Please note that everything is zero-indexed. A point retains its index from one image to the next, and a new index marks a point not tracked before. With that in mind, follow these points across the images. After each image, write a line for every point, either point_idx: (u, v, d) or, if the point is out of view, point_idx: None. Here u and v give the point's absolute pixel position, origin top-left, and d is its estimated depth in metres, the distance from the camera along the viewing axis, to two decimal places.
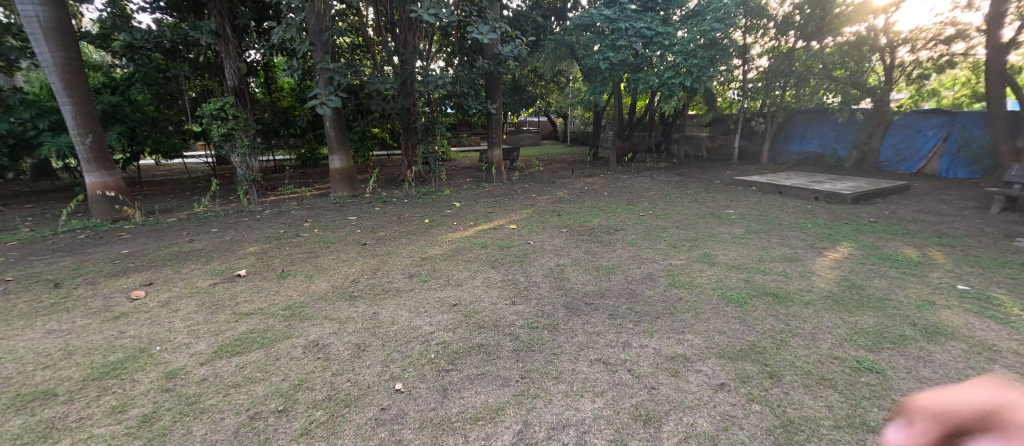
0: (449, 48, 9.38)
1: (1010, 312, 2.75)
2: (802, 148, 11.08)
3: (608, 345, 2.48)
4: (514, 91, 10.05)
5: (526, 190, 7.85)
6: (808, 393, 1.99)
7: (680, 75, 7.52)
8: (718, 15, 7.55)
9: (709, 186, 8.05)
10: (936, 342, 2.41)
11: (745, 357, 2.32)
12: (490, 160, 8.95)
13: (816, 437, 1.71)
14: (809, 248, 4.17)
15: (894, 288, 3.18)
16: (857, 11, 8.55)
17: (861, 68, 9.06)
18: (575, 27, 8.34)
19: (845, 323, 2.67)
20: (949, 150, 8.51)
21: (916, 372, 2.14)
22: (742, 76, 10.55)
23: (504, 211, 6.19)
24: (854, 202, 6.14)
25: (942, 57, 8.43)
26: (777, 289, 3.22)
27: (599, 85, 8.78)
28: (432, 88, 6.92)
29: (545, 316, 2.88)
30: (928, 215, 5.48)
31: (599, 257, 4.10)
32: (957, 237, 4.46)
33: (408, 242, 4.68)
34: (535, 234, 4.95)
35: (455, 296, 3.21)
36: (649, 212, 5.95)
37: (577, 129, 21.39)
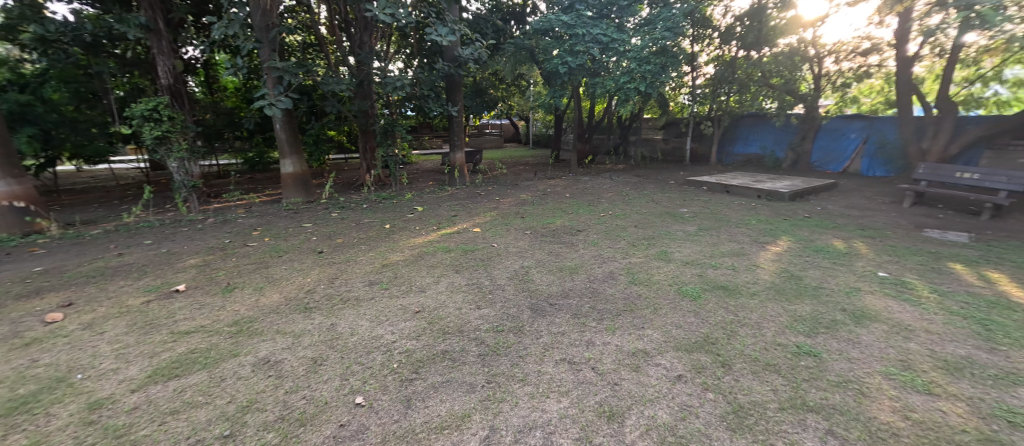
0: (408, 49, 9.19)
1: (921, 295, 3.10)
2: (746, 150, 11.91)
3: (572, 345, 2.52)
4: (475, 94, 10.02)
5: (490, 193, 7.83)
6: (756, 379, 2.13)
7: (635, 80, 7.84)
8: (668, 24, 7.93)
9: (664, 186, 8.45)
10: (863, 325, 2.66)
11: (699, 349, 2.45)
12: (453, 163, 8.87)
13: (764, 419, 1.83)
14: (754, 243, 4.48)
15: (827, 277, 3.48)
16: (790, 24, 9.15)
17: (794, 76, 9.69)
18: (534, 31, 8.43)
19: (785, 311, 2.89)
20: (868, 151, 9.49)
21: (847, 353, 2.35)
22: (691, 82, 11.19)
23: (468, 214, 6.14)
24: (791, 200, 6.70)
25: (861, 68, 9.39)
26: (727, 282, 3.43)
27: (559, 88, 8.95)
28: (391, 90, 6.75)
29: (510, 318, 2.88)
30: (854, 210, 6.06)
31: (562, 257, 4.17)
32: (877, 229, 4.97)
33: (368, 249, 4.52)
34: (500, 236, 4.96)
35: (418, 303, 3.13)
36: (609, 212, 6.15)
37: (538, 132, 21.70)
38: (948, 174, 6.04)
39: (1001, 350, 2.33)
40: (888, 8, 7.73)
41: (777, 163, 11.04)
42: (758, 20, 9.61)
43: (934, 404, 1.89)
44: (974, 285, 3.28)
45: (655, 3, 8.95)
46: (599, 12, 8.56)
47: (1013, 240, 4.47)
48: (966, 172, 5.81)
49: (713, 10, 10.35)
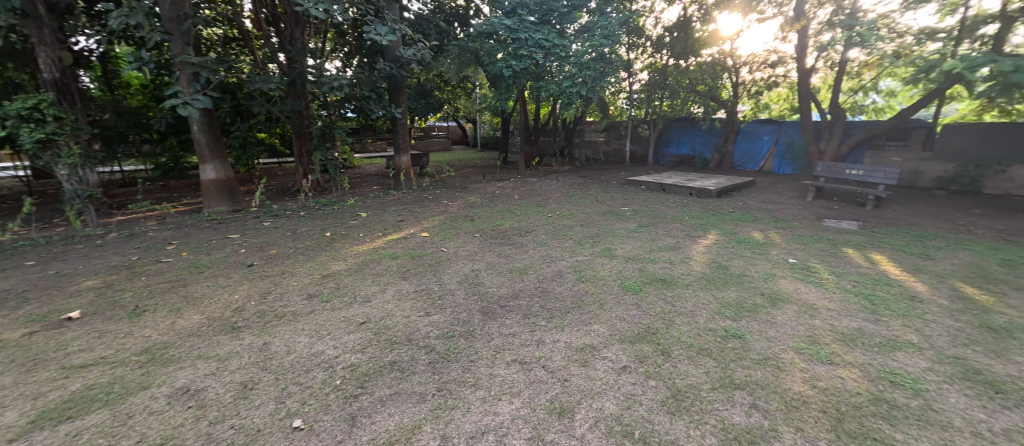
0: (346, 48, 8.76)
1: (822, 277, 3.54)
2: (678, 151, 12.84)
3: (523, 345, 2.55)
4: (420, 96, 9.79)
5: (437, 197, 7.69)
6: (692, 364, 2.30)
7: (577, 84, 8.11)
8: (605, 32, 8.34)
9: (607, 186, 8.86)
10: (778, 306, 2.99)
11: (641, 340, 2.58)
12: (398, 167, 8.59)
13: (698, 400, 1.98)
14: (687, 237, 4.85)
15: (749, 266, 3.86)
16: (711, 37, 10.29)
17: (715, 84, 10.86)
18: (478, 33, 8.36)
19: (715, 298, 3.16)
20: (778, 152, 10.68)
21: (766, 333, 2.61)
22: (628, 88, 11.80)
23: (415, 219, 5.98)
24: (717, 196, 7.34)
25: (770, 78, 10.60)
26: (665, 275, 3.66)
27: (505, 91, 9.03)
28: (327, 90, 6.38)
29: (460, 323, 2.84)
30: (769, 205, 6.79)
31: (512, 259, 4.20)
32: (788, 221, 5.61)
33: (306, 259, 4.22)
34: (448, 240, 4.88)
35: (363, 313, 2.99)
36: (556, 212, 6.32)
37: (486, 134, 21.76)
38: (839, 172, 6.99)
39: (883, 320, 2.74)
40: (790, 25, 8.76)
41: (705, 163, 12.03)
42: (684, 31, 10.42)
43: (835, 372, 2.17)
44: (861, 266, 3.82)
45: (592, 12, 9.37)
46: (541, 17, 8.78)
47: (889, 226, 5.28)
48: (853, 169, 6.76)
49: (644, 21, 11.07)
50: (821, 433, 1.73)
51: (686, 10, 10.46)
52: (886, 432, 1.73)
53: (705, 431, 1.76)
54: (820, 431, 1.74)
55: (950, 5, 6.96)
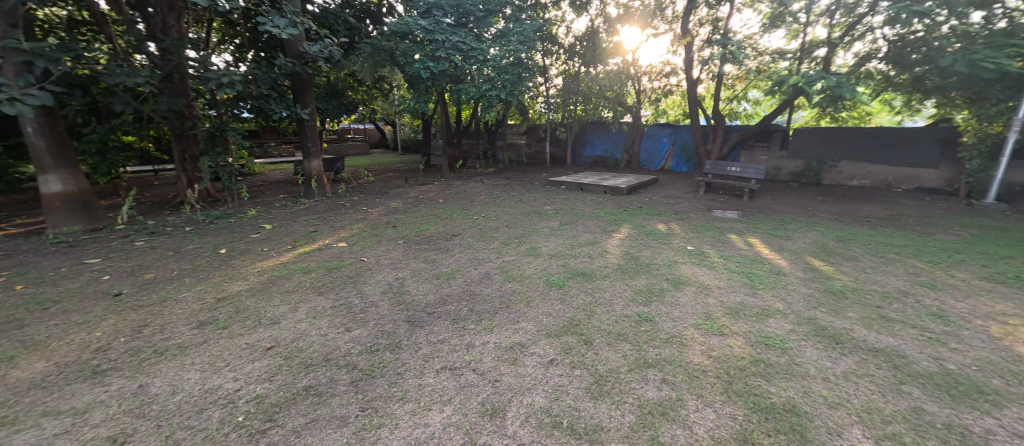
0: (238, 40, 7.76)
1: (712, 260, 4.08)
2: (592, 153, 13.79)
3: (452, 351, 2.50)
4: (330, 96, 9.12)
5: (356, 204, 7.20)
6: (611, 349, 2.48)
7: (497, 88, 8.36)
8: (521, 38, 8.73)
9: (530, 187, 9.15)
10: (680, 289, 3.38)
11: (567, 332, 2.71)
12: (308, 172, 7.87)
13: (618, 383, 2.14)
14: (603, 232, 5.22)
15: (656, 255, 4.29)
16: (615, 48, 11.13)
17: (621, 90, 11.53)
18: (391, 32, 7.97)
19: (629, 286, 3.46)
20: (675, 152, 12.07)
21: (671, 314, 2.93)
22: (546, 92, 12.49)
23: (331, 228, 5.53)
24: (628, 193, 8.02)
25: (666, 87, 11.85)
26: (585, 269, 3.89)
27: (423, 93, 8.80)
28: (214, 87, 5.61)
29: (385, 336, 2.69)
30: (670, 199, 7.64)
31: (439, 264, 4.11)
32: (685, 213, 6.36)
33: (194, 282, 3.64)
34: (369, 249, 4.61)
35: (272, 336, 2.68)
36: (481, 215, 6.33)
37: (406, 137, 21.02)
38: (723, 168, 8.15)
39: (759, 293, 3.26)
40: (678, 41, 9.93)
41: (617, 163, 13.11)
42: (592, 41, 11.19)
43: (725, 342, 2.51)
44: (742, 249, 4.49)
45: (508, 18, 9.65)
46: (457, 19, 8.73)
47: (760, 214, 6.29)
48: (732, 166, 7.95)
49: (557, 30, 11.70)
50: (716, 396, 2.00)
51: (593, 21, 11.26)
52: (764, 388, 2.05)
53: (624, 410, 1.91)
54: (716, 395, 2.01)
55: (793, 31, 8.53)
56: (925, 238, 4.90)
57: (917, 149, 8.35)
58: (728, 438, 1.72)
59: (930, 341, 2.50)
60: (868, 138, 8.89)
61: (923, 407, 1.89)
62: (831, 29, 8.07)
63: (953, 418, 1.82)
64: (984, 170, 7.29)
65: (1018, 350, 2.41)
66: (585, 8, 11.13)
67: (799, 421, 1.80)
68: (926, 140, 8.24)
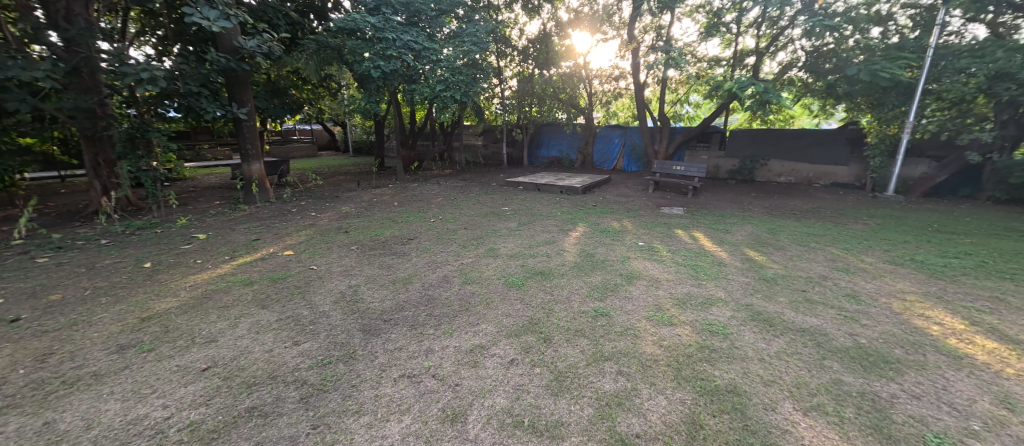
0: (162, 31, 7.03)
1: (661, 255, 4.31)
2: (548, 153, 14.07)
3: (410, 358, 2.44)
4: (272, 94, 8.56)
5: (303, 209, 6.81)
6: (570, 346, 2.53)
7: (451, 89, 8.37)
8: (474, 39, 8.79)
9: (487, 188, 9.14)
10: (632, 283, 3.53)
11: (526, 331, 2.74)
12: (248, 176, 7.30)
13: (576, 378, 2.18)
14: (560, 231, 5.34)
15: (610, 251, 4.45)
16: (567, 52, 11.55)
17: (574, 93, 12.10)
18: (338, 29, 7.59)
19: (586, 283, 3.56)
20: (626, 153, 12.62)
21: (625, 308, 3.05)
22: (501, 94, 12.50)
23: (275, 236, 5.18)
24: (583, 193, 8.26)
25: (616, 92, 12.34)
26: (543, 268, 3.96)
27: (374, 93, 8.50)
28: (133, 83, 5.05)
29: (338, 347, 2.56)
30: (623, 197, 7.98)
31: (394, 269, 3.98)
32: (636, 210, 6.67)
33: (113, 301, 3.25)
34: (319, 256, 4.37)
35: (208, 356, 2.45)
36: (438, 217, 6.23)
37: (357, 139, 20.17)
38: (669, 168, 8.68)
39: (703, 283, 3.49)
40: (625, 46, 10.39)
41: (572, 164, 13.49)
42: (545, 44, 11.44)
43: (675, 332, 2.66)
44: (688, 242, 4.78)
45: (461, 19, 9.58)
46: (408, 18, 8.49)
47: (703, 210, 6.73)
48: (677, 166, 8.51)
49: (510, 32, 11.79)
50: (667, 383, 2.11)
51: (545, 25, 11.52)
52: (709, 372, 2.20)
53: (583, 404, 1.97)
54: (667, 382, 2.12)
55: (727, 40, 9.22)
56: (840, 227, 5.51)
57: (832, 149, 9.35)
58: (678, 422, 1.83)
59: (846, 319, 2.81)
60: (793, 138, 9.82)
61: (842, 378, 2.12)
62: (759, 40, 8.82)
63: (865, 386, 2.06)
64: (884, 167, 8.35)
65: (914, 322, 2.78)
66: (537, 11, 11.32)
67: (740, 400, 1.95)
68: (839, 140, 9.25)
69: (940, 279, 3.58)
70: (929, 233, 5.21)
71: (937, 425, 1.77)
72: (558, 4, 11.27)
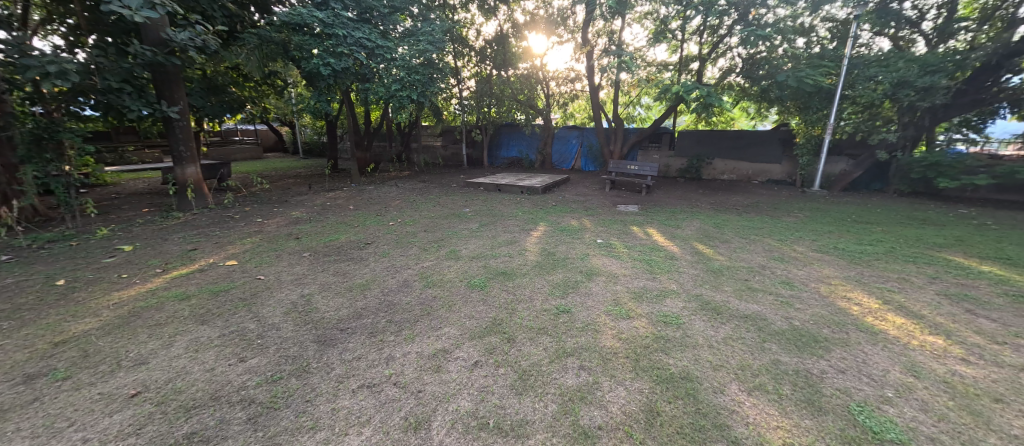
0: (74, 20, 6.27)
1: (618, 250, 4.48)
2: (508, 154, 14.15)
3: (370, 367, 2.35)
4: (209, 92, 7.91)
5: (248, 215, 6.34)
6: (533, 344, 2.56)
7: (407, 88, 8.18)
8: (430, 38, 8.65)
9: (447, 189, 9.02)
10: (592, 279, 3.63)
11: (490, 332, 2.73)
12: (182, 181, 6.68)
13: (540, 376, 2.21)
14: (522, 231, 5.39)
15: (570, 249, 4.54)
16: (525, 53, 11.73)
17: (532, 94, 12.25)
18: (282, 23, 7.16)
19: (548, 281, 3.61)
20: (583, 153, 12.97)
21: (585, 304, 3.13)
22: (459, 94, 12.22)
23: (215, 244, 4.78)
24: (543, 193, 8.38)
25: (572, 93, 12.66)
26: (505, 268, 3.97)
27: (325, 92, 8.10)
28: (37, 77, 4.46)
29: (290, 361, 2.41)
30: (581, 196, 8.18)
31: (351, 276, 3.82)
32: (594, 209, 6.87)
33: (16, 325, 2.84)
34: (267, 265, 4.09)
35: (138, 380, 2.21)
36: (397, 220, 6.06)
37: (308, 139, 19.13)
38: (624, 167, 9.04)
39: (657, 277, 3.67)
40: (580, 49, 10.79)
41: (532, 164, 13.65)
42: (502, 45, 11.55)
43: (633, 325, 2.77)
44: (643, 238, 5.00)
45: (415, 17, 9.37)
46: (359, 14, 8.14)
47: (656, 207, 7.07)
48: (631, 166, 8.89)
49: (467, 32, 11.72)
50: (626, 374, 2.19)
51: (501, 26, 11.58)
52: (664, 361, 2.31)
53: (547, 401, 1.99)
54: (626, 373, 2.20)
55: (673, 46, 9.77)
56: (775, 220, 6.01)
57: (767, 148, 10.18)
58: (638, 411, 1.90)
59: (782, 304, 3.07)
60: (734, 139, 10.56)
61: (780, 358, 2.32)
62: (701, 47, 9.44)
63: (799, 364, 2.26)
64: (811, 165, 9.23)
65: (839, 304, 3.09)
66: (493, 13, 11.34)
67: (692, 386, 2.07)
68: (773, 140, 10.08)
69: (858, 264, 4.01)
70: (849, 223, 5.82)
71: (858, 395, 1.98)
72: (514, 6, 11.39)
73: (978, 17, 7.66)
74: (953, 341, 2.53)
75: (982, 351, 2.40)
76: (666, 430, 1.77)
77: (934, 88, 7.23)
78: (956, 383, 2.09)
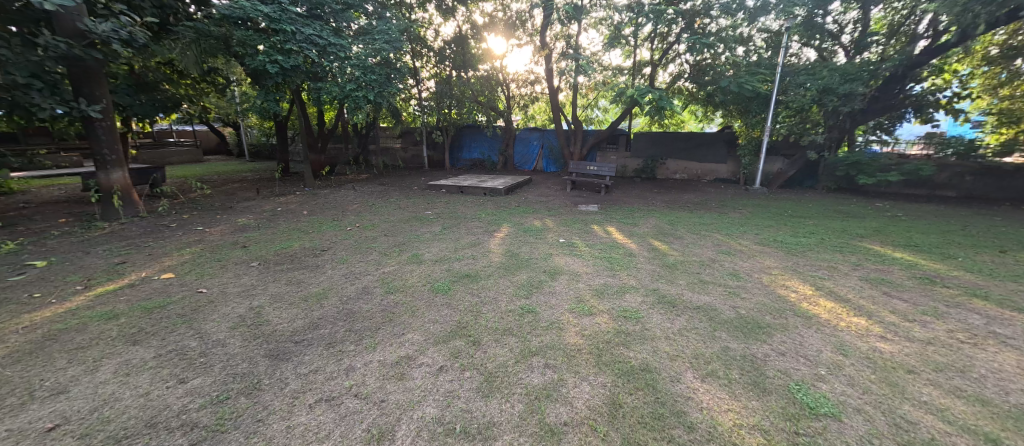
0: None
1: (580, 249, 4.59)
2: (470, 156, 14.11)
3: (328, 379, 2.24)
4: (138, 89, 7.21)
5: (187, 223, 5.84)
6: (499, 345, 2.56)
7: (362, 88, 7.92)
8: (386, 37, 8.43)
9: (408, 192, 8.81)
10: (555, 278, 3.70)
11: (455, 336, 2.69)
12: (105, 188, 6.01)
13: (506, 377, 2.21)
14: (485, 232, 5.38)
15: (533, 250, 4.59)
16: (485, 54, 11.72)
17: (493, 96, 12.28)
18: (223, 16, 6.60)
19: (512, 282, 3.64)
20: (545, 154, 13.18)
21: (549, 302, 3.18)
22: (418, 95, 11.99)
23: (149, 256, 4.36)
24: (506, 194, 8.41)
25: (532, 95, 12.82)
26: (469, 270, 3.94)
27: (273, 91, 7.66)
28: None
29: (238, 379, 2.25)
30: (543, 197, 8.30)
31: (306, 285, 3.62)
32: (556, 209, 7.00)
33: None
34: (210, 277, 3.79)
35: (56, 412, 1.96)
36: (356, 225, 5.84)
37: (255, 141, 17.95)
38: (584, 168, 9.29)
39: (617, 273, 3.81)
40: (538, 52, 10.98)
41: (494, 165, 13.67)
42: (461, 46, 11.47)
43: (595, 321, 2.84)
44: (603, 237, 5.16)
45: (370, 15, 9.07)
46: (308, 10, 7.67)
47: (615, 206, 7.32)
48: (591, 166, 9.15)
49: (425, 32, 11.53)
50: (590, 370, 2.25)
51: (460, 27, 11.50)
52: (625, 354, 2.40)
53: (513, 401, 2.00)
54: (590, 368, 2.26)
55: (627, 51, 10.18)
56: (722, 217, 6.43)
57: (714, 149, 10.87)
58: (602, 404, 1.96)
59: (730, 295, 3.29)
60: (684, 140, 11.15)
61: (729, 346, 2.48)
62: (653, 52, 9.92)
63: (746, 349, 2.43)
64: (752, 164, 9.97)
65: (780, 292, 3.36)
66: (451, 13, 11.23)
67: (652, 376, 2.16)
68: (719, 141, 10.77)
69: (795, 255, 4.38)
70: (786, 217, 6.34)
71: (796, 374, 2.17)
72: (473, 7, 11.34)
73: (886, 33, 8.67)
74: (874, 320, 2.83)
75: (897, 329, 2.71)
76: (628, 421, 1.84)
77: (853, 95, 8.06)
78: (878, 358, 2.34)
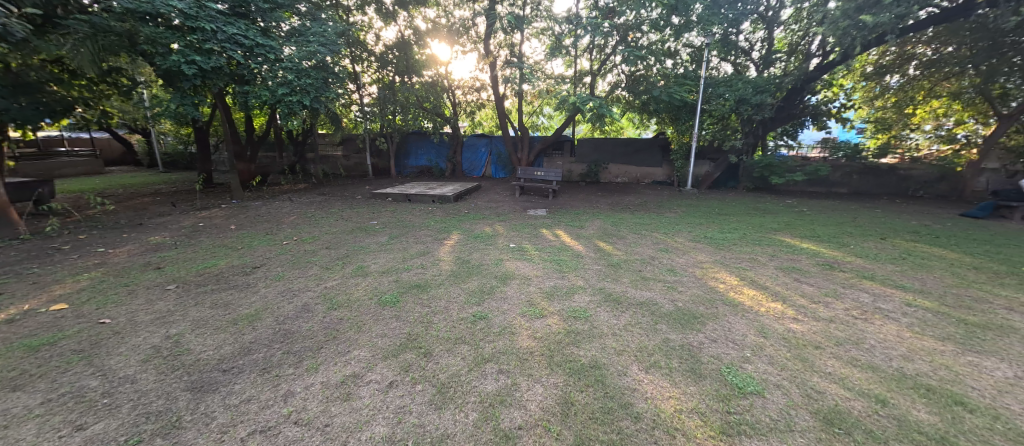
0: None
1: (529, 253, 4.67)
2: (417, 163, 13.83)
3: (262, 408, 2.05)
4: (15, 90, 6.15)
5: (85, 244, 5.07)
6: (451, 355, 2.51)
7: (297, 93, 7.43)
8: (321, 40, 8.01)
9: (351, 202, 8.39)
10: (507, 283, 3.72)
11: (404, 349, 2.60)
12: None
13: (460, 387, 2.17)
14: (434, 240, 5.29)
15: (484, 256, 4.59)
16: (429, 60, 11.55)
17: (438, 102, 12.12)
18: (125, 10, 5.85)
19: (463, 289, 3.60)
20: (493, 160, 13.25)
21: (501, 308, 3.19)
22: (359, 100, 11.55)
23: (34, 285, 3.72)
24: (454, 201, 8.30)
25: (477, 102, 12.87)
26: (419, 280, 3.84)
27: (191, 94, 6.93)
28: None
29: (153, 417, 1.99)
30: (493, 203, 8.34)
31: (234, 307, 3.29)
32: (506, 214, 7.05)
33: None
34: (116, 305, 3.32)
35: None
36: (293, 238, 5.44)
37: (170, 149, 16.12)
38: (531, 173, 9.38)
39: (565, 275, 3.93)
40: (483, 59, 11.03)
41: (442, 172, 13.45)
42: (404, 52, 11.21)
43: (546, 323, 2.90)
44: (551, 240, 5.30)
45: (302, 15, 8.55)
46: (230, 7, 7.10)
47: (562, 210, 7.55)
48: (538, 171, 9.25)
49: (365, 36, 11.17)
50: (542, 371, 2.29)
51: (403, 32, 11.23)
52: (576, 353, 2.47)
53: (467, 410, 1.98)
54: (542, 370, 2.30)
55: (569, 61, 10.59)
56: (660, 217, 6.89)
57: (650, 154, 11.63)
58: (554, 404, 2.00)
59: (668, 289, 3.53)
60: (624, 146, 11.81)
61: (670, 337, 2.65)
62: (592, 63, 10.43)
63: (684, 339, 2.62)
64: (683, 167, 10.81)
65: (711, 284, 3.67)
66: (392, 17, 10.95)
67: (601, 373, 2.25)
68: (654, 147, 11.56)
69: (723, 249, 4.81)
70: (715, 216, 6.94)
71: (727, 359, 2.37)
72: (415, 12, 11.11)
73: (787, 51, 9.92)
74: (788, 304, 3.19)
75: (807, 310, 3.08)
76: (580, 418, 1.89)
77: (763, 105, 9.10)
78: (792, 338, 2.64)
